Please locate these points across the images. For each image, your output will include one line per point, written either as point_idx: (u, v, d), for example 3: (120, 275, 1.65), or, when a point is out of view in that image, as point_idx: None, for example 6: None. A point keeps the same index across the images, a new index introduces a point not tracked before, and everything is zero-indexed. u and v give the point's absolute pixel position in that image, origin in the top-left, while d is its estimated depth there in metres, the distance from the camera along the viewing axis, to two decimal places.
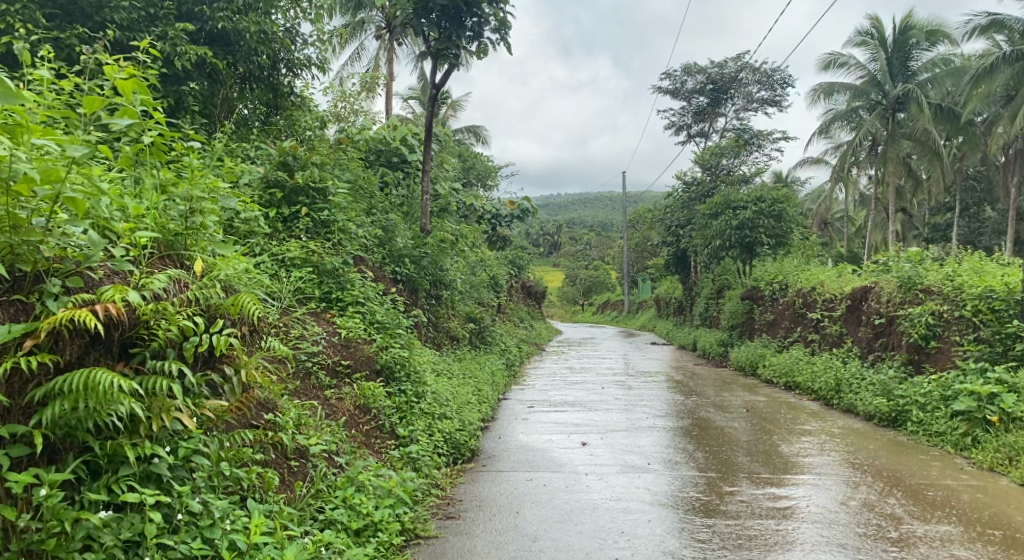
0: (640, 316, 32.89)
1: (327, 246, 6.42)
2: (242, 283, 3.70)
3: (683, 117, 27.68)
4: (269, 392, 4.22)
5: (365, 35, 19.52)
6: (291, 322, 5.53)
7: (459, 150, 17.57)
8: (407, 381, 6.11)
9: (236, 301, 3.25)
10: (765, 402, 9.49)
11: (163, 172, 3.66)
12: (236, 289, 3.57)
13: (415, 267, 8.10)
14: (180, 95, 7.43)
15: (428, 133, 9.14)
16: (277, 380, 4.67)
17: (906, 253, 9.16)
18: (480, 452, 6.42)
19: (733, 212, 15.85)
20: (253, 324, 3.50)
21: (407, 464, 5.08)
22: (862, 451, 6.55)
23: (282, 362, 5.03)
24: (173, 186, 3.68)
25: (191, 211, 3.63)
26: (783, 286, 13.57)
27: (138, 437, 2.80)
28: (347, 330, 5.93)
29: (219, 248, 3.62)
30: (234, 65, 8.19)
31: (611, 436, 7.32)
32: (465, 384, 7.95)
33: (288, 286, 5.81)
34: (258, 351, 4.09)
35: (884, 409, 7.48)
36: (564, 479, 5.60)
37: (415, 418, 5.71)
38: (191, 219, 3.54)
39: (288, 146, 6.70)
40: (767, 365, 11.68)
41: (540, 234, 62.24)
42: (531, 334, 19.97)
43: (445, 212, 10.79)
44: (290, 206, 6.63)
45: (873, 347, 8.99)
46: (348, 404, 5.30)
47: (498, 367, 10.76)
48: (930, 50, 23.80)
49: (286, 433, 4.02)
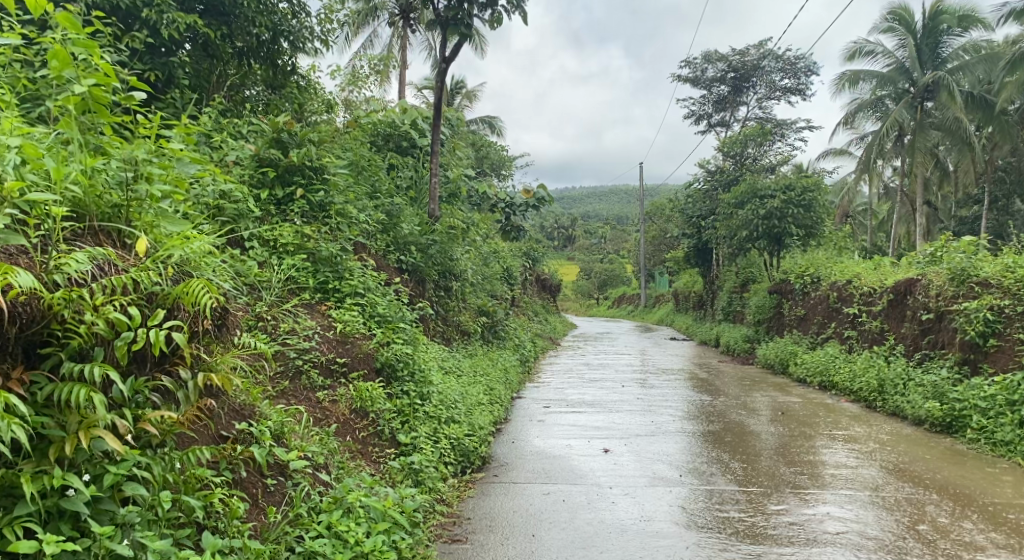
0: (656, 310, 32.21)
1: (324, 232, 5.81)
2: (206, 267, 3.08)
3: (703, 106, 26.91)
4: (244, 396, 3.63)
5: (378, 21, 18.97)
6: (277, 315, 4.97)
7: (473, 138, 16.97)
8: (411, 381, 5.49)
9: (188, 288, 2.68)
10: (800, 404, 8.78)
11: (105, 132, 3.05)
12: (196, 272, 2.96)
13: (423, 256, 7.49)
14: (168, 68, 6.85)
15: (438, 113, 8.50)
16: (255, 384, 4.10)
17: (958, 242, 8.40)
18: (491, 459, 5.83)
19: (760, 202, 15.10)
20: (214, 315, 2.91)
21: (408, 477, 4.50)
22: (919, 460, 5.87)
23: (261, 360, 4.44)
24: (117, 148, 3.08)
25: (136, 176, 3.02)
26: (815, 279, 12.82)
27: (45, 463, 2.24)
28: (344, 324, 5.27)
29: (171, 225, 3.03)
30: (229, 42, 7.56)
31: (635, 442, 6.68)
32: (477, 383, 7.35)
33: (275, 276, 5.22)
34: (233, 349, 3.53)
35: (937, 413, 6.78)
36: (585, 494, 4.98)
37: (419, 424, 5.10)
38: (134, 187, 2.94)
39: (283, 122, 6.05)
40: (799, 363, 10.99)
41: (555, 227, 61.53)
42: (546, 328, 19.36)
43: (455, 198, 10.18)
44: (285, 187, 6.01)
45: (919, 345, 8.27)
46: (342, 409, 4.70)
47: (512, 364, 10.15)
48: (962, 36, 22.77)
49: (262, 446, 3.44)
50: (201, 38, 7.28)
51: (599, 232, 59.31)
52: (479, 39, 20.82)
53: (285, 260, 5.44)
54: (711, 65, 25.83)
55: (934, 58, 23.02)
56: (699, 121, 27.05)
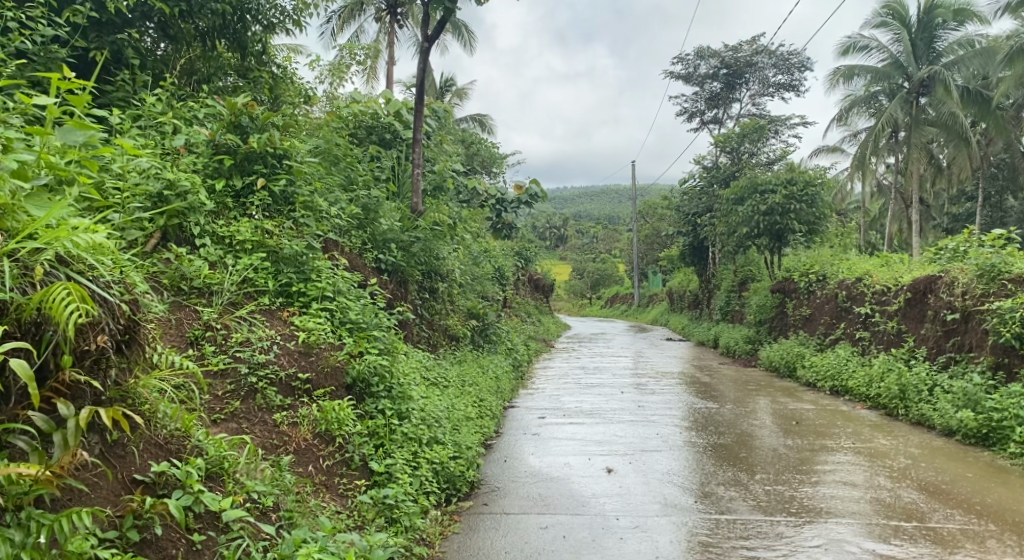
0: (651, 310, 31.62)
1: (287, 227, 5.12)
2: (88, 258, 2.70)
3: (696, 102, 26.34)
4: (171, 425, 3.04)
5: (363, 16, 18.22)
6: (228, 323, 4.33)
7: (463, 134, 16.28)
8: (388, 397, 4.80)
9: (48, 293, 2.46)
10: (814, 411, 8.15)
11: None
12: (70, 275, 2.62)
13: (405, 255, 6.77)
14: (116, 47, 6.07)
15: (421, 99, 7.80)
16: (185, 409, 3.44)
17: (985, 236, 7.77)
18: (480, 484, 5.15)
19: (760, 197, 14.46)
20: (98, 331, 2.65)
21: (380, 516, 3.84)
22: (960, 478, 5.23)
23: (192, 378, 3.76)
24: None
25: None
26: (820, 278, 12.18)
27: None
28: (308, 333, 4.55)
29: (37, 208, 2.71)
30: (193, 21, 6.85)
31: (641, 458, 6.01)
32: (464, 394, 6.69)
33: (228, 278, 4.56)
34: (145, 369, 2.96)
35: (971, 423, 6.16)
36: (588, 528, 4.31)
37: (395, 448, 4.42)
38: None
39: (242, 105, 5.37)
40: (808, 366, 10.37)
41: (546, 226, 60.79)
42: (539, 330, 18.73)
43: (440, 192, 9.48)
44: (244, 177, 5.32)
45: (942, 348, 7.65)
46: (303, 432, 4.03)
47: (503, 371, 9.47)
48: (957, 30, 22.13)
49: (187, 494, 2.82)
50: (161, 16, 6.59)
51: (590, 231, 58.66)
52: (466, 36, 20.19)
53: (240, 260, 4.77)
54: (704, 61, 25.27)
55: (929, 53, 22.48)
56: (692, 118, 26.49)
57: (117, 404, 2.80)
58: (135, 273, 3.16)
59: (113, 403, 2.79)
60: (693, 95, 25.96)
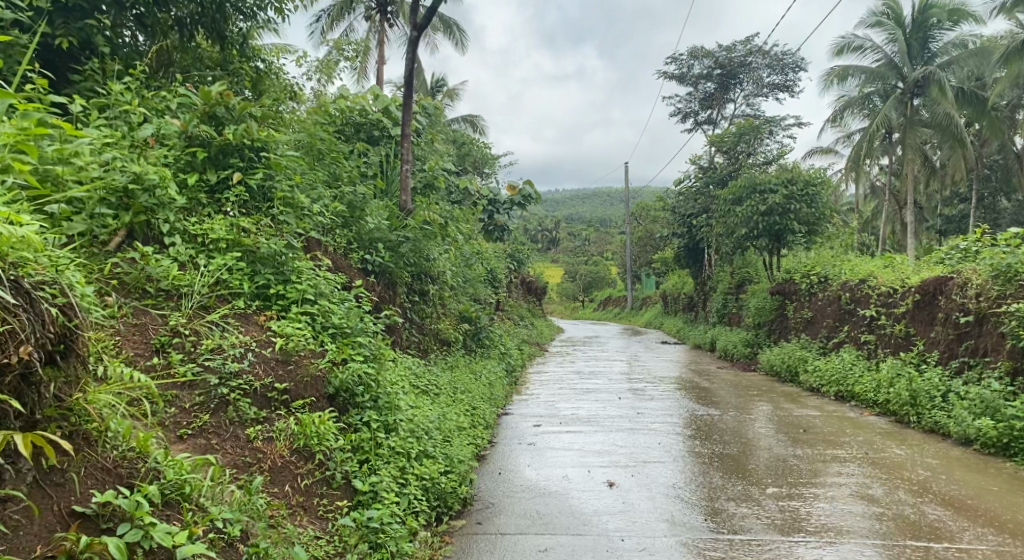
0: (644, 312, 31.33)
1: (264, 225, 4.75)
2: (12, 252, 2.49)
3: (690, 103, 26.10)
4: (122, 447, 2.69)
5: (353, 14, 17.87)
6: (197, 328, 3.96)
7: (455, 134, 15.93)
8: (374, 408, 4.44)
9: None
10: (821, 418, 7.82)
11: None
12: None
13: (393, 256, 6.40)
14: (85, 34, 5.68)
15: (410, 92, 7.47)
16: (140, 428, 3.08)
17: (999, 236, 7.48)
18: (472, 500, 4.79)
19: (759, 197, 14.16)
20: (21, 341, 2.35)
21: (364, 541, 3.48)
22: (985, 491, 4.91)
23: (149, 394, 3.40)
24: None
25: None
26: (822, 279, 11.87)
27: None
28: (286, 339, 4.18)
29: None
30: (168, 9, 6.48)
31: (643, 470, 5.67)
32: (456, 402, 6.33)
33: (198, 279, 4.20)
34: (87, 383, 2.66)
35: (991, 432, 5.86)
36: (591, 550, 3.96)
37: (382, 464, 4.06)
38: None
39: (217, 94, 5.00)
40: (810, 371, 10.06)
41: (538, 229, 60.49)
42: (533, 333, 18.37)
43: (431, 190, 9.13)
44: (219, 171, 4.96)
45: (955, 351, 7.36)
46: (279, 448, 3.67)
47: (497, 377, 9.12)
48: (952, 30, 21.91)
49: (135, 528, 2.46)
50: (134, 5, 6.22)
51: (582, 232, 58.38)
52: (458, 36, 19.86)
53: (213, 260, 4.40)
54: (697, 62, 25.04)
55: (923, 53, 22.20)
56: (686, 119, 26.24)
57: (53, 424, 2.50)
58: (74, 272, 2.87)
59: (50, 424, 2.49)
60: (687, 96, 25.71)
